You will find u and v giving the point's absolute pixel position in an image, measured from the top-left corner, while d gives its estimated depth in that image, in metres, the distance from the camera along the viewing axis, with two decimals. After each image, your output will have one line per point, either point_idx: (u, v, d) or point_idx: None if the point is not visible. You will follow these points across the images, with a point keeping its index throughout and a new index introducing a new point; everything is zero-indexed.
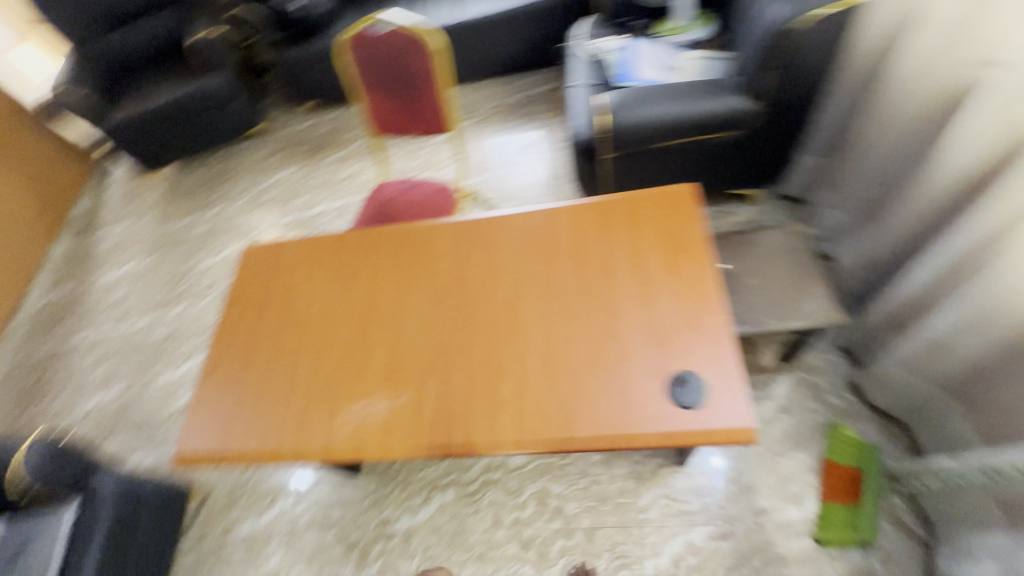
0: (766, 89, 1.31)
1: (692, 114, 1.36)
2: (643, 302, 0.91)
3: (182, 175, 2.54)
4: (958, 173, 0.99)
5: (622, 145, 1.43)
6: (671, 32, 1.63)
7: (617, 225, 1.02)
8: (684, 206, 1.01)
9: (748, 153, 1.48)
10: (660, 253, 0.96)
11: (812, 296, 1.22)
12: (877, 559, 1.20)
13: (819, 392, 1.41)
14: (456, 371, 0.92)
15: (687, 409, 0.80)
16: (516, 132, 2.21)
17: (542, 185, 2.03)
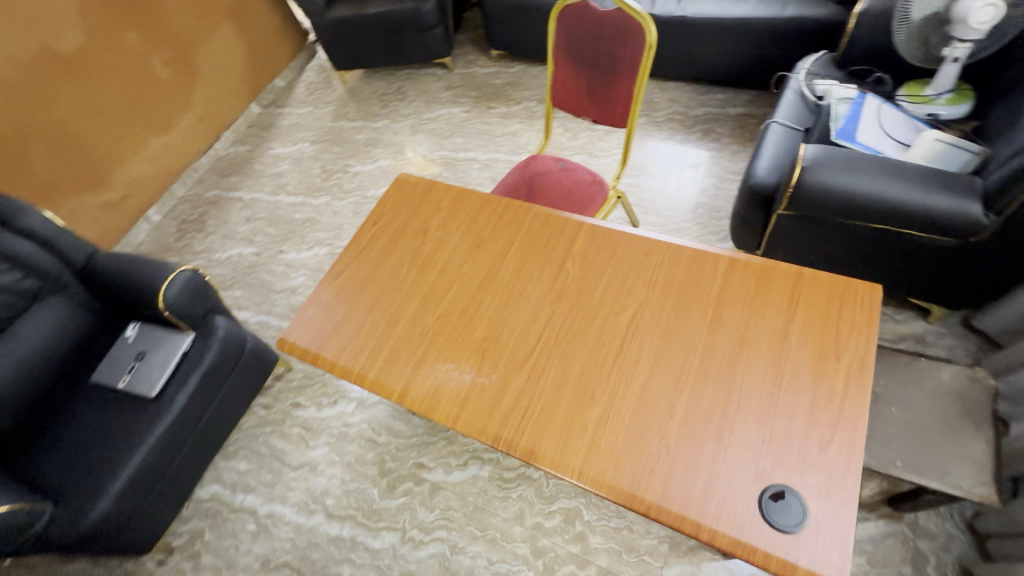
0: (1016, 203, 1.08)
1: (902, 199, 1.16)
2: (767, 392, 0.81)
3: (365, 82, 2.72)
4: None
5: (801, 208, 1.27)
6: (916, 99, 1.40)
7: (772, 297, 0.90)
8: (860, 305, 0.87)
9: (951, 265, 1.26)
10: (811, 347, 0.84)
11: (965, 461, 1.02)
12: None
13: (919, 559, 1.20)
14: (546, 375, 0.90)
15: (773, 528, 0.71)
16: (689, 146, 2.06)
17: (693, 210, 1.90)
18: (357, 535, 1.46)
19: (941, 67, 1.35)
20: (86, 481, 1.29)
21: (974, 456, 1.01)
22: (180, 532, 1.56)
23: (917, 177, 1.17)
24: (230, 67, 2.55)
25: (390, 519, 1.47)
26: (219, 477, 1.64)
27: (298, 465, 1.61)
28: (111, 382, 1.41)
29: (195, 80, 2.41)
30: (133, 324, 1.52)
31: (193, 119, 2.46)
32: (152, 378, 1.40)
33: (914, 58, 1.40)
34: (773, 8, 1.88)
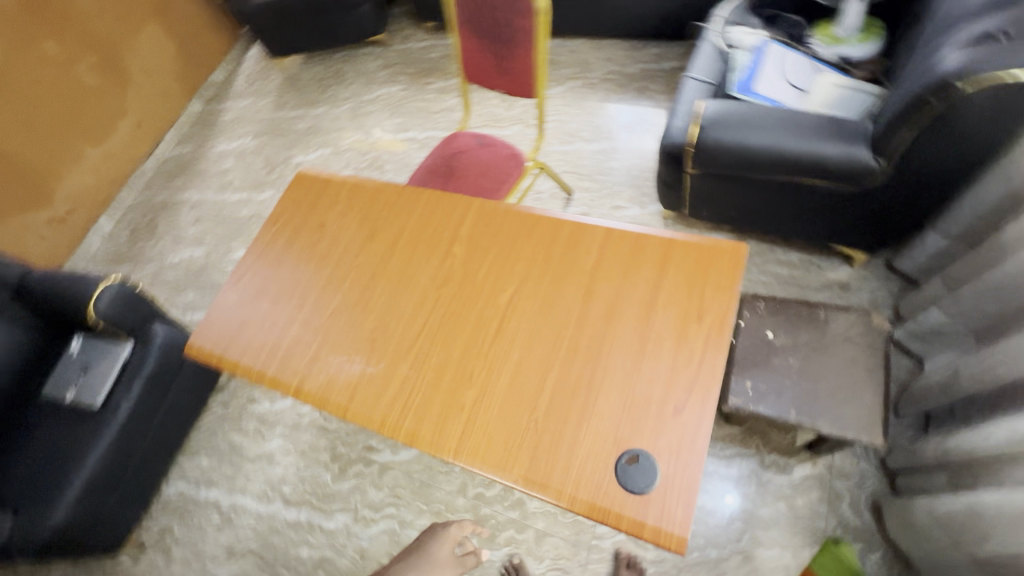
0: (901, 146, 1.07)
1: (794, 150, 1.15)
2: (631, 358, 0.84)
3: (305, 68, 2.66)
4: None
5: (705, 165, 1.26)
6: (827, 41, 1.35)
7: (643, 266, 0.92)
8: (723, 271, 0.89)
9: (853, 212, 1.26)
10: (675, 312, 0.86)
11: (856, 404, 1.05)
12: None
13: (835, 499, 1.25)
14: (430, 361, 0.92)
15: (628, 490, 0.74)
16: (624, 106, 2.02)
17: (628, 173, 1.87)
18: (313, 518, 1.54)
19: (848, 6, 1.31)
20: (41, 493, 1.35)
21: (864, 402, 1.05)
22: (149, 529, 1.64)
23: (810, 127, 1.16)
24: (163, 67, 2.51)
25: (343, 501, 1.54)
26: (184, 475, 1.70)
27: (255, 458, 1.68)
28: (59, 397, 1.46)
29: (127, 85, 2.38)
30: (76, 338, 1.55)
31: (131, 125, 2.44)
32: (96, 389, 1.45)
33: None
34: None
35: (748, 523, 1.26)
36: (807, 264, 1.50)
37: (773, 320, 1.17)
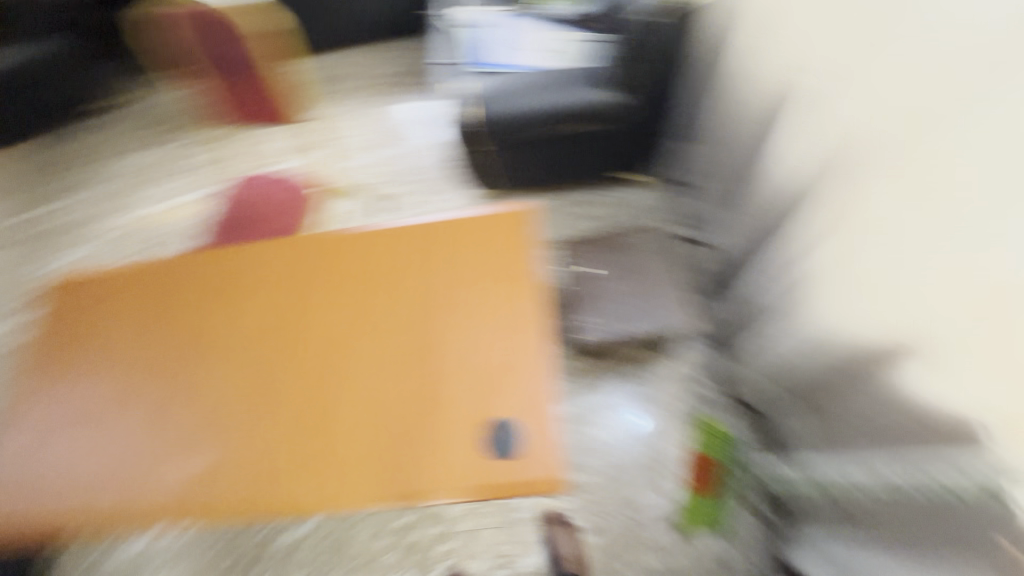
0: (639, 79, 1.26)
1: (562, 104, 1.28)
2: (459, 341, 0.97)
3: (39, 155, 2.05)
4: (794, 188, 1.12)
5: (498, 138, 1.34)
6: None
7: (441, 260, 1.07)
8: (504, 240, 1.08)
9: (620, 143, 1.39)
10: (479, 289, 1.02)
11: None
12: (732, 547, 1.24)
13: (690, 382, 1.44)
14: (281, 424, 0.93)
15: (496, 454, 0.86)
16: (402, 107, 2.02)
17: (433, 166, 1.88)
18: None
19: None
20: None
21: None
22: None
23: (566, 83, 1.30)
24: None
25: None
26: None
27: None
28: None
29: None
30: None
31: None
32: None
33: None
34: None
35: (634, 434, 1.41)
36: (606, 199, 1.66)
37: None
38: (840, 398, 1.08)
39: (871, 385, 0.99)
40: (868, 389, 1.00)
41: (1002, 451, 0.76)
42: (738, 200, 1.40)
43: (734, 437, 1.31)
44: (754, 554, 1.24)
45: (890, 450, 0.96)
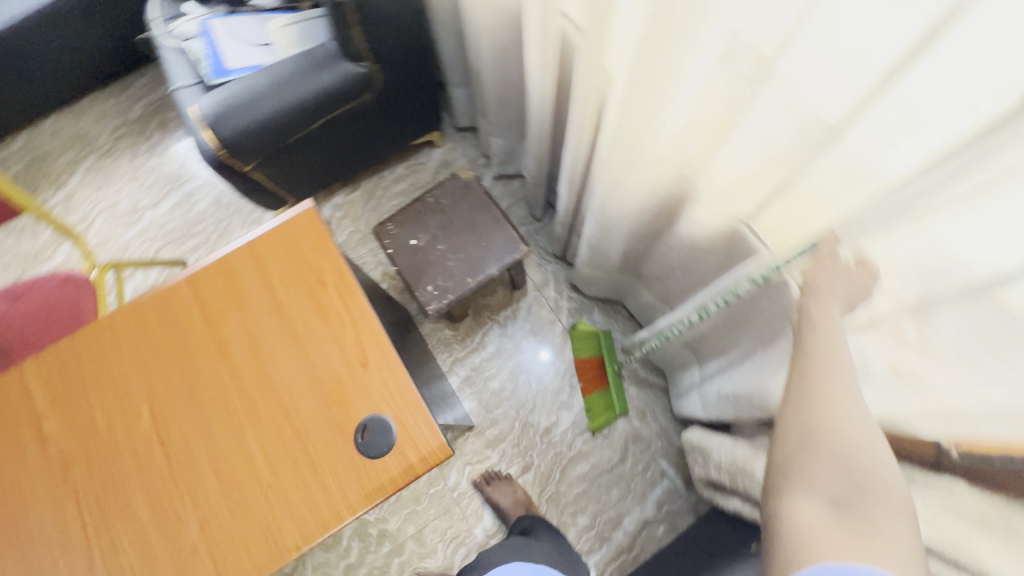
0: (361, 47, 1.15)
1: (301, 98, 1.17)
2: (298, 360, 0.82)
3: None
4: (548, 94, 1.02)
5: (252, 154, 1.21)
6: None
7: (244, 280, 0.86)
8: (308, 232, 0.88)
9: (390, 107, 1.39)
10: (300, 294, 0.85)
11: (500, 234, 1.24)
12: (636, 420, 1.42)
13: (553, 302, 1.53)
14: (124, 542, 0.75)
15: (380, 456, 0.77)
16: (156, 153, 1.75)
17: (219, 204, 1.69)
18: None
19: None
20: None
21: (508, 235, 1.24)
22: None
23: (295, 72, 1.17)
24: None
25: None
26: None
27: None
28: None
29: None
30: None
31: None
32: None
33: None
34: None
35: (525, 369, 1.49)
36: (412, 167, 1.67)
37: (404, 227, 1.25)
38: (661, 255, 1.06)
39: (677, 237, 0.94)
40: (675, 241, 0.96)
41: (770, 244, 0.75)
42: (515, 118, 1.34)
43: (608, 334, 1.42)
44: (657, 416, 1.42)
45: (709, 284, 0.94)
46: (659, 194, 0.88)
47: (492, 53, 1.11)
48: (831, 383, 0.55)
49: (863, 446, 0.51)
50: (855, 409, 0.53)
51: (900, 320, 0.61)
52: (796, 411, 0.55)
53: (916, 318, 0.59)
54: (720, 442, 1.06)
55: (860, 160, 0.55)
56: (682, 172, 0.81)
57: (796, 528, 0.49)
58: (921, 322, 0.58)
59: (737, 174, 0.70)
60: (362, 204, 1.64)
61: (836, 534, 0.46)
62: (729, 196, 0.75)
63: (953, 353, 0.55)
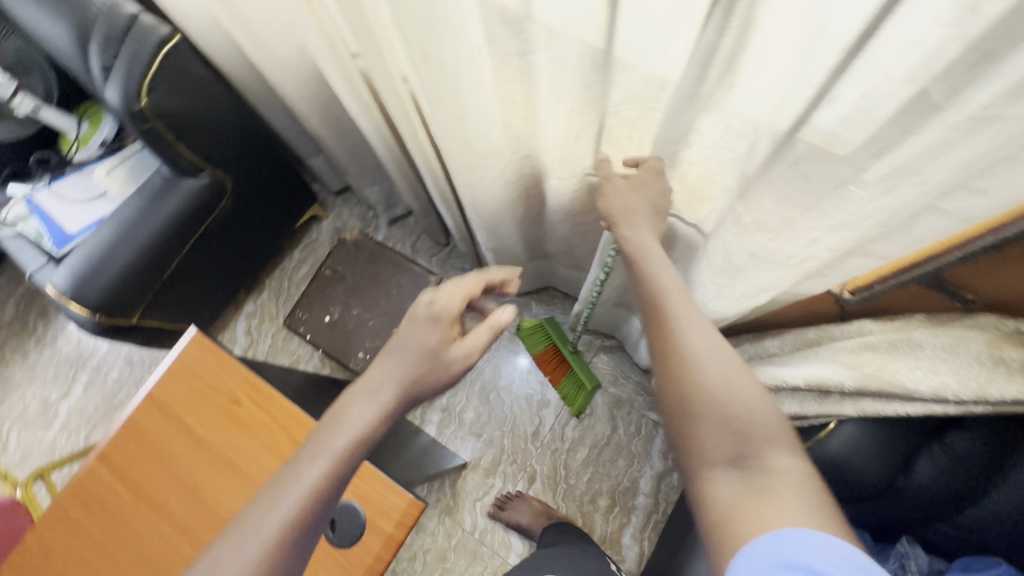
0: (193, 158, 1.13)
1: (156, 232, 1.14)
2: (242, 487, 0.79)
3: None
4: (383, 129, 1.02)
5: (130, 304, 1.17)
6: (82, 146, 1.30)
7: (157, 433, 0.82)
8: (204, 359, 0.84)
9: (255, 202, 1.37)
10: (219, 421, 0.82)
11: (406, 274, 1.23)
12: (611, 386, 1.44)
13: None
14: None
15: (356, 542, 0.74)
16: (49, 342, 1.65)
17: (132, 364, 1.61)
18: None
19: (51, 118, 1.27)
20: None
21: (414, 273, 1.23)
22: None
23: (139, 210, 1.14)
24: None
25: None
26: None
27: None
28: None
29: None
30: None
31: None
32: None
33: (20, 131, 1.27)
34: None
35: (492, 387, 1.48)
36: (307, 248, 1.64)
37: (314, 309, 1.24)
38: (554, 231, 1.08)
39: (554, 210, 0.97)
40: (555, 214, 0.99)
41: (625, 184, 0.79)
42: (375, 164, 1.34)
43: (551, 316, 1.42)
44: (628, 374, 1.44)
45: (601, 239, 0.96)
46: (516, 178, 0.90)
47: (318, 114, 1.11)
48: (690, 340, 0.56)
49: (735, 391, 0.53)
50: (715, 355, 0.55)
51: (740, 206, 0.60)
52: (667, 380, 0.56)
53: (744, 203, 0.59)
54: None
55: (645, 74, 0.58)
56: (522, 149, 0.82)
57: (719, 516, 0.47)
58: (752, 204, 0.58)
59: (562, 133, 0.72)
60: (273, 302, 1.60)
61: (754, 509, 0.45)
62: (569, 154, 0.77)
63: (782, 220, 0.56)
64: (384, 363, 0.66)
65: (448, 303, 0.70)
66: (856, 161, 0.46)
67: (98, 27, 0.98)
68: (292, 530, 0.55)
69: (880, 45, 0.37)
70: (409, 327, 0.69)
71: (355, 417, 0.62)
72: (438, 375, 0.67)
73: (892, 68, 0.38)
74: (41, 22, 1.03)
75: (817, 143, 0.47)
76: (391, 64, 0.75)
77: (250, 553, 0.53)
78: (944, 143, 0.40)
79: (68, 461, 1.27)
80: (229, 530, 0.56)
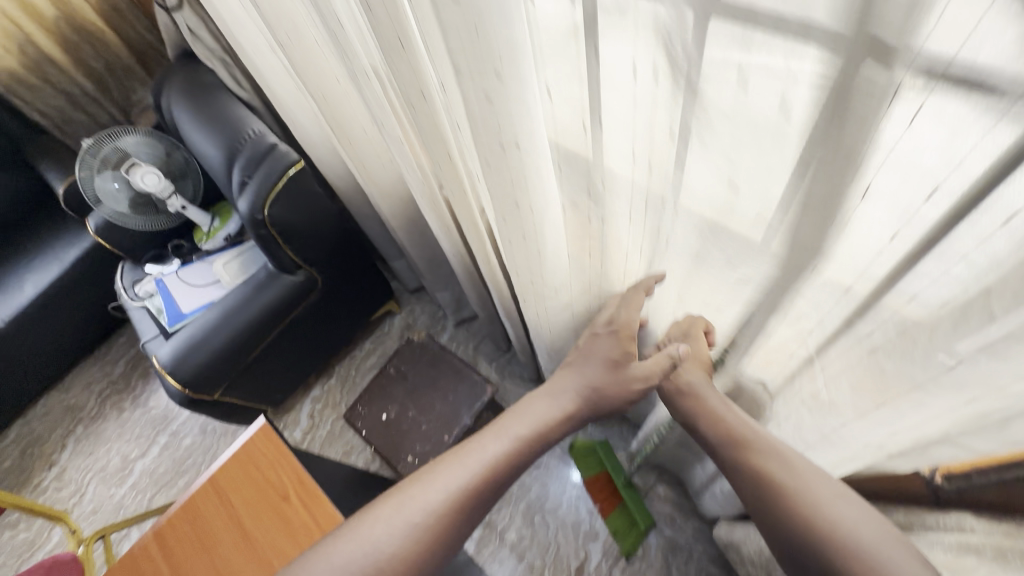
0: (292, 258, 1.28)
1: (256, 314, 1.28)
2: None
3: None
4: (458, 247, 1.12)
5: (216, 380, 1.30)
6: (209, 239, 1.53)
7: (211, 519, 0.85)
8: (265, 451, 0.89)
9: (339, 298, 1.50)
10: (266, 516, 0.84)
11: (465, 381, 1.26)
12: (667, 527, 1.31)
13: None
14: None
15: None
16: (143, 401, 1.82)
17: (205, 432, 1.72)
18: None
19: (190, 215, 1.51)
20: None
21: (472, 380, 1.26)
22: None
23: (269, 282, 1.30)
24: None
25: None
26: None
27: None
28: None
29: None
30: None
31: None
32: None
33: (168, 220, 1.52)
34: (47, 278, 1.57)
35: (537, 508, 1.41)
36: (378, 340, 1.74)
37: (375, 403, 1.29)
38: None
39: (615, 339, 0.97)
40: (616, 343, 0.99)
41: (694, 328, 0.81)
42: (449, 274, 1.45)
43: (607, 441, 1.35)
44: (687, 516, 1.32)
45: None
46: (581, 308, 0.93)
47: (406, 229, 1.25)
48: (769, 465, 0.57)
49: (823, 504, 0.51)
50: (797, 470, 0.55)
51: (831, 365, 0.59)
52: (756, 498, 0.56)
53: (817, 364, 0.62)
54: (747, 530, 0.97)
55: None
56: (586, 285, 0.86)
57: None
58: (827, 382, 0.61)
59: (632, 264, 0.77)
60: (338, 389, 1.68)
61: None
62: (637, 278, 0.80)
63: (857, 409, 0.59)
64: (571, 372, 0.78)
65: (627, 321, 0.76)
66: (930, 369, 0.47)
67: (244, 152, 1.20)
68: (479, 483, 0.62)
69: (953, 251, 0.38)
70: (594, 343, 0.80)
71: (542, 410, 0.73)
72: (617, 389, 0.74)
73: (967, 271, 0.39)
74: (203, 145, 1.28)
75: (895, 336, 0.49)
76: (469, 202, 0.85)
77: (444, 491, 0.60)
78: (1014, 357, 0.39)
79: (130, 522, 1.34)
80: (410, 478, 0.63)
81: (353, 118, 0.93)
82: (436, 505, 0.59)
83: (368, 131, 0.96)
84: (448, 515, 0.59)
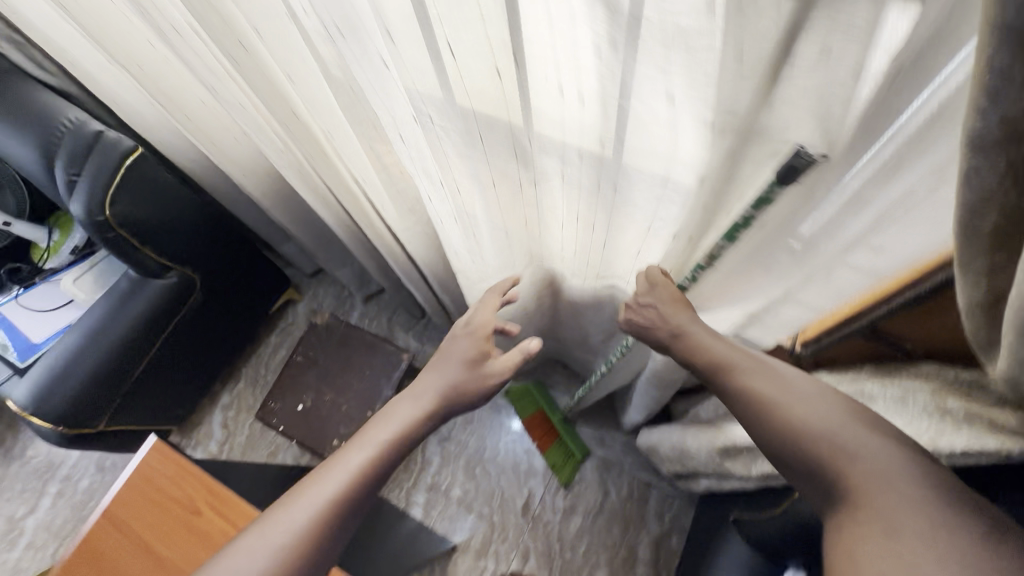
0: (156, 260, 1.14)
1: (127, 331, 1.14)
2: None
3: None
4: (341, 218, 1.05)
5: (95, 409, 1.16)
6: (52, 254, 1.32)
7: (114, 554, 0.77)
8: (164, 470, 0.82)
9: (229, 294, 1.38)
10: (178, 535, 0.78)
11: (380, 353, 1.22)
12: (598, 448, 1.40)
13: None
14: None
15: None
16: (18, 453, 1.59)
17: (103, 470, 1.55)
18: None
19: (21, 232, 1.29)
20: None
21: (386, 352, 1.22)
22: None
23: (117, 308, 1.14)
24: None
25: None
26: None
27: None
28: None
29: None
30: None
31: None
32: None
33: None
34: None
35: (477, 460, 1.44)
36: (284, 332, 1.64)
37: (289, 395, 1.22)
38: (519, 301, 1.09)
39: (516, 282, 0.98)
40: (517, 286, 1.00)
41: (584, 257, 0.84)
42: (342, 250, 1.37)
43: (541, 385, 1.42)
44: (614, 433, 1.41)
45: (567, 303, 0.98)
46: None
47: (282, 208, 1.15)
48: (753, 382, 0.55)
49: (805, 410, 0.50)
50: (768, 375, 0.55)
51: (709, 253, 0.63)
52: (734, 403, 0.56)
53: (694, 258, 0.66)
54: (662, 432, 1.07)
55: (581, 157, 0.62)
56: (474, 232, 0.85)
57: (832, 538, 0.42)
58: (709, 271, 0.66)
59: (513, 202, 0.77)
60: (249, 392, 1.57)
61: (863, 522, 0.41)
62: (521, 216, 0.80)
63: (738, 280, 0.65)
64: (436, 371, 0.74)
65: (482, 322, 0.78)
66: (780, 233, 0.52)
67: (63, 146, 1.02)
68: (348, 494, 0.59)
69: None
70: (452, 345, 0.78)
71: (406, 411, 0.69)
72: (479, 386, 0.73)
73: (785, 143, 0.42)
74: (9, 146, 1.07)
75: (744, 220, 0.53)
76: (336, 164, 0.79)
77: (313, 507, 0.57)
78: None
79: None
80: (286, 498, 0.59)
81: (183, 89, 0.82)
82: (310, 516, 0.57)
83: (206, 102, 0.84)
84: (317, 533, 0.56)
